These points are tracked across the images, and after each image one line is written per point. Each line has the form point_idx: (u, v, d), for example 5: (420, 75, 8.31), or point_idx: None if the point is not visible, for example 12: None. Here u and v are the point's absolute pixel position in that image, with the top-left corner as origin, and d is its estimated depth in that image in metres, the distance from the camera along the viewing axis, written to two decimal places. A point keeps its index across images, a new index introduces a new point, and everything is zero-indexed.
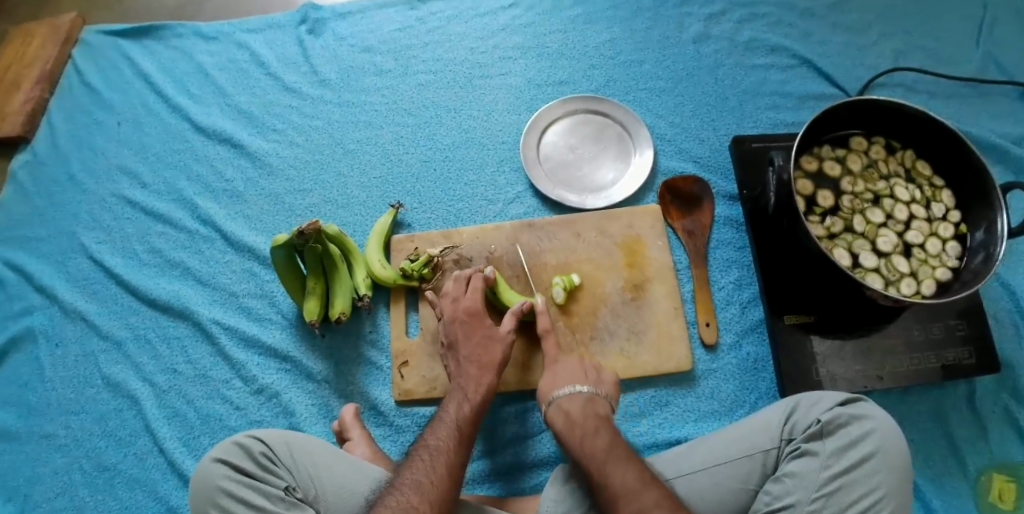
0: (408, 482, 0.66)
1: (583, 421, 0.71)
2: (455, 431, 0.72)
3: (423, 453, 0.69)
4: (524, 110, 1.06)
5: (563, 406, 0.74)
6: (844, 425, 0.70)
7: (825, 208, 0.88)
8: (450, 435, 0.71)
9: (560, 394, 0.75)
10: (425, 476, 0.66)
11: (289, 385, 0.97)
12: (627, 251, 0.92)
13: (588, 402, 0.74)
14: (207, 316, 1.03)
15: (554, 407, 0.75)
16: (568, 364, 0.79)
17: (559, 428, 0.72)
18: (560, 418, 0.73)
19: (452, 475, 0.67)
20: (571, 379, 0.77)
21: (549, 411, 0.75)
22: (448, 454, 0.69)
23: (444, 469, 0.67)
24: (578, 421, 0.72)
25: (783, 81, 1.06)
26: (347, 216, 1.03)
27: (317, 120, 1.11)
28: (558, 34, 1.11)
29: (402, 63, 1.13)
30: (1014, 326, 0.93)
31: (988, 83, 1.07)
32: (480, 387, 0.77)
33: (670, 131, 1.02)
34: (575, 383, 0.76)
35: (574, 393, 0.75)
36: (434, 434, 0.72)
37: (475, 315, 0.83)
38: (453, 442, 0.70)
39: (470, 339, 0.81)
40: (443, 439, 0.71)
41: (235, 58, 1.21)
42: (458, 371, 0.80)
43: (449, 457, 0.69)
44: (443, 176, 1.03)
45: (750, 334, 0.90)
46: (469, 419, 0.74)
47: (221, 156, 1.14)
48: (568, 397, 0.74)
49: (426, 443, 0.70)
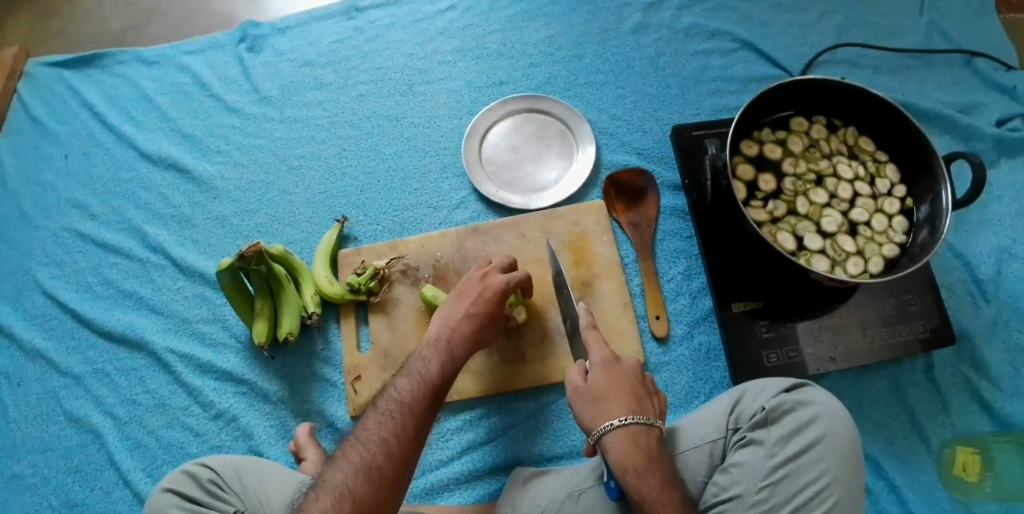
0: (371, 436, 0.62)
1: (661, 463, 0.64)
2: (394, 422, 0.63)
3: (353, 448, 0.62)
4: (465, 114, 1.05)
5: (633, 436, 0.65)
6: (789, 411, 0.68)
7: (767, 192, 0.86)
8: (419, 391, 0.67)
9: (634, 421, 0.66)
10: (388, 431, 0.62)
11: (246, 408, 0.97)
12: (572, 249, 0.91)
13: (658, 439, 0.66)
14: (161, 345, 1.02)
15: (618, 436, 0.65)
16: (634, 384, 0.70)
17: (622, 461, 0.63)
18: (630, 452, 0.64)
19: (387, 476, 0.60)
20: (639, 406, 0.68)
21: (611, 437, 0.65)
22: (413, 410, 0.65)
23: (378, 472, 0.60)
24: (654, 460, 0.64)
25: (724, 66, 1.05)
26: (294, 233, 1.02)
27: (261, 138, 1.11)
28: (497, 34, 1.10)
29: (341, 75, 1.12)
30: (970, 296, 0.92)
31: (932, 53, 1.05)
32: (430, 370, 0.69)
33: (612, 124, 1.01)
34: (652, 417, 0.67)
35: (648, 426, 0.66)
36: (373, 423, 0.64)
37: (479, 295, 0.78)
38: (421, 399, 0.66)
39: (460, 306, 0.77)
40: (385, 433, 0.62)
41: (177, 81, 1.20)
42: (435, 328, 0.76)
43: (416, 414, 0.65)
44: (387, 186, 1.02)
45: (701, 324, 0.89)
46: (416, 407, 0.65)
47: (168, 182, 1.13)
48: (643, 428, 0.66)
49: (364, 436, 0.62)
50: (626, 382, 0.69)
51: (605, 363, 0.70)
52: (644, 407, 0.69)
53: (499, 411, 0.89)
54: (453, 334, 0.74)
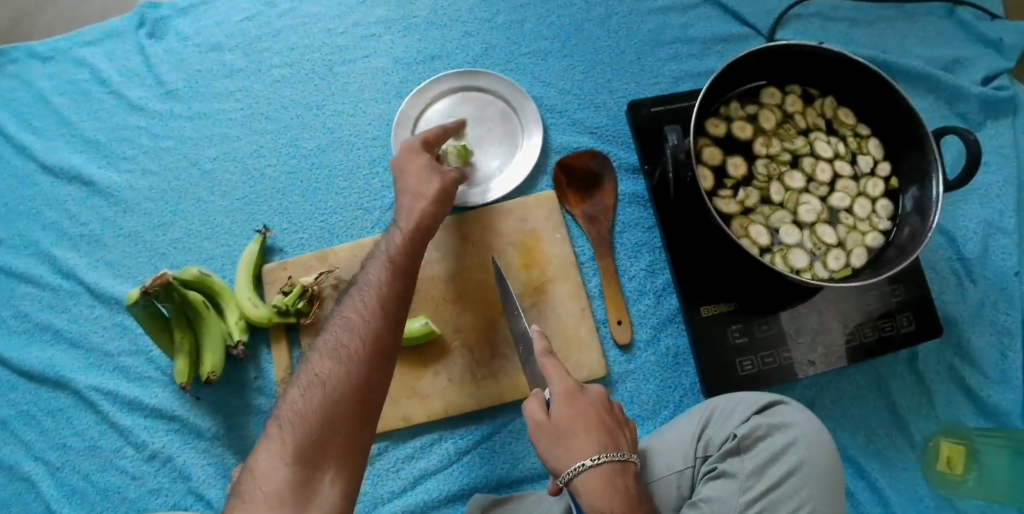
0: (341, 322, 0.59)
1: (643, 503, 0.57)
2: (364, 304, 0.60)
3: (328, 337, 0.58)
4: (394, 96, 0.92)
5: (612, 476, 0.57)
6: (762, 437, 0.61)
7: (737, 179, 0.77)
8: (382, 268, 0.64)
9: (608, 459, 0.58)
10: (357, 312, 0.60)
11: (181, 446, 0.88)
12: (522, 251, 0.82)
13: (635, 477, 0.59)
14: (84, 384, 0.91)
15: (593, 474, 0.57)
16: (603, 416, 0.62)
17: (599, 502, 0.56)
18: (606, 494, 0.56)
19: (365, 367, 0.56)
20: (612, 440, 0.60)
21: (585, 475, 0.57)
22: (380, 286, 0.62)
23: (352, 371, 0.56)
24: (635, 499, 0.57)
25: (685, 24, 0.93)
26: (213, 248, 0.90)
27: (169, 139, 0.98)
28: (426, 0, 0.95)
29: (252, 58, 0.97)
30: (954, 277, 0.85)
31: (914, 2, 0.95)
32: (388, 268, 0.64)
33: (561, 100, 0.90)
34: (627, 451, 0.60)
35: (626, 462, 0.59)
36: (338, 331, 0.59)
37: (414, 154, 0.74)
38: (386, 275, 0.63)
39: (404, 180, 0.73)
40: (353, 336, 0.58)
41: (74, 78, 1.06)
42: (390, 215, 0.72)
43: (382, 287, 0.62)
44: (311, 187, 0.90)
45: (667, 326, 0.81)
46: (378, 305, 0.61)
47: (73, 196, 1.01)
48: (623, 467, 0.58)
49: (329, 344, 0.58)
50: (593, 415, 0.61)
51: (568, 394, 0.62)
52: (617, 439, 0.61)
53: (452, 433, 0.81)
54: (400, 234, 0.68)
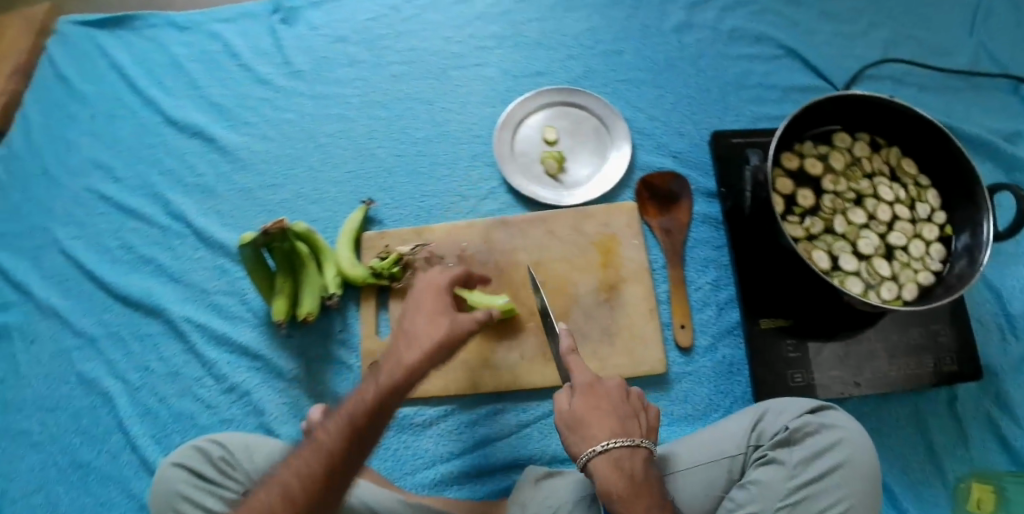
0: (321, 438, 0.59)
1: (649, 487, 0.62)
2: (344, 426, 0.59)
3: (304, 450, 0.59)
4: (499, 103, 1.02)
5: (621, 462, 0.63)
6: (811, 433, 0.67)
7: (805, 208, 0.84)
8: (378, 394, 0.62)
9: (617, 446, 0.63)
10: (336, 433, 0.59)
11: (261, 384, 0.96)
12: (601, 250, 0.90)
13: (645, 462, 0.64)
14: (179, 315, 1.01)
15: (608, 458, 0.63)
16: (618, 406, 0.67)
17: (609, 485, 0.62)
18: (614, 477, 0.62)
19: (319, 493, 0.56)
20: (624, 428, 0.65)
21: (599, 459, 0.63)
22: (365, 418, 0.60)
23: (315, 478, 0.57)
24: (641, 484, 0.62)
25: (766, 74, 1.02)
26: (318, 212, 1.00)
27: (289, 112, 1.09)
28: (535, 23, 1.06)
29: (374, 53, 1.09)
30: (999, 331, 0.90)
31: (978, 76, 1.01)
32: (403, 370, 0.64)
33: (649, 124, 0.99)
34: (640, 436, 0.65)
35: (637, 448, 0.64)
36: (326, 427, 0.60)
37: (440, 289, 0.72)
38: (377, 406, 0.61)
39: (430, 297, 0.71)
40: (332, 437, 0.59)
41: (206, 48, 1.18)
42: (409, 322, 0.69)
43: (369, 421, 0.60)
44: (415, 170, 1.00)
45: (726, 337, 0.88)
46: (372, 408, 0.61)
47: (194, 149, 1.11)
48: (636, 451, 0.64)
49: (313, 439, 0.59)
50: (607, 404, 0.67)
51: (586, 386, 0.68)
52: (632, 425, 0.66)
53: (516, 407, 0.88)
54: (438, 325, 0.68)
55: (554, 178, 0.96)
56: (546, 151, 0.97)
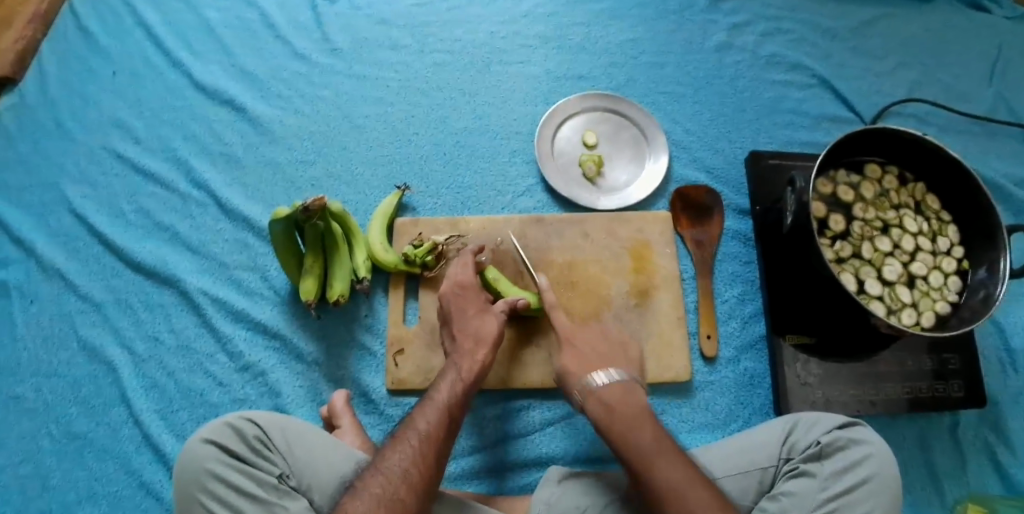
0: (395, 468, 0.64)
1: (622, 411, 0.71)
2: (416, 456, 0.66)
3: (376, 479, 0.63)
4: (541, 102, 1.03)
5: (601, 397, 0.73)
6: (841, 448, 0.71)
7: (836, 232, 0.88)
8: (439, 420, 0.70)
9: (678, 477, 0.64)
10: (409, 463, 0.65)
11: (277, 364, 0.94)
12: (634, 255, 0.91)
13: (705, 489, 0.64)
14: (195, 286, 0.98)
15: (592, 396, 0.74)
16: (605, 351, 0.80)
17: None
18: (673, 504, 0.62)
19: None
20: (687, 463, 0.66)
21: (585, 398, 0.74)
22: (434, 442, 0.68)
23: (429, 457, 0.66)
24: (617, 411, 0.71)
25: (801, 99, 1.05)
26: (350, 193, 0.99)
27: (325, 90, 1.08)
28: (581, 28, 1.08)
29: (418, 40, 1.09)
30: (999, 364, 0.95)
31: (997, 122, 1.07)
32: (474, 366, 0.77)
33: (686, 138, 1.01)
34: (608, 372, 0.75)
35: (610, 382, 0.74)
36: (423, 418, 0.70)
37: (474, 292, 0.84)
38: (441, 430, 0.69)
39: (462, 312, 0.82)
40: (433, 424, 0.69)
41: (244, 18, 1.16)
42: (452, 349, 0.80)
43: (437, 446, 0.68)
44: (453, 160, 1.00)
45: (749, 350, 0.90)
46: (456, 400, 0.73)
47: (221, 118, 1.09)
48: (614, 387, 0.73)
49: (414, 427, 0.69)
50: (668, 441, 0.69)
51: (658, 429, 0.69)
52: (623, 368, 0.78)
53: (541, 405, 0.89)
54: (495, 321, 0.81)
55: (591, 181, 0.97)
56: (584, 154, 0.98)
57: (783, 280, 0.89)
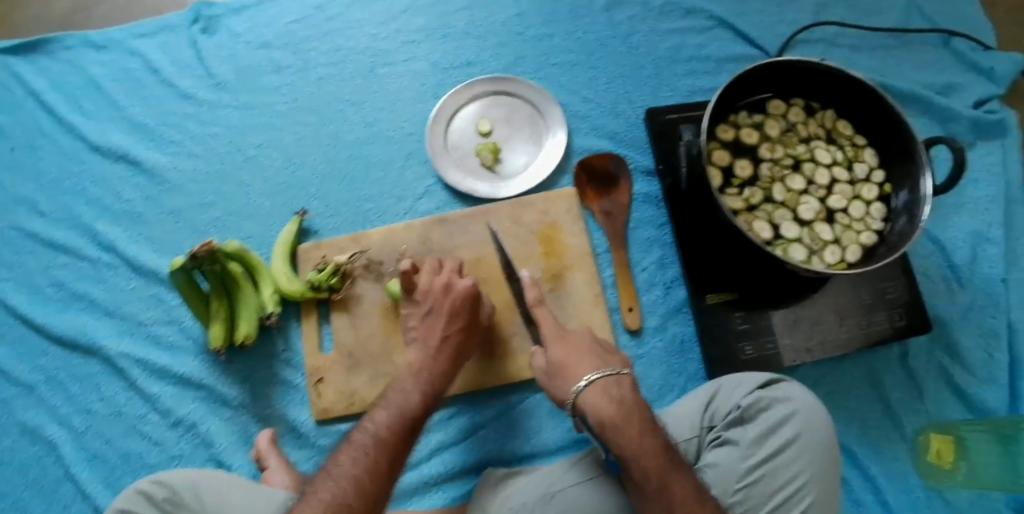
0: (346, 472, 0.62)
1: (628, 411, 0.64)
2: (368, 459, 0.63)
3: (325, 485, 0.61)
4: (430, 98, 0.99)
5: (603, 395, 0.65)
6: (764, 409, 0.71)
7: (743, 179, 0.84)
8: (399, 425, 0.67)
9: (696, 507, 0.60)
10: (360, 469, 0.62)
11: (206, 414, 0.92)
12: (542, 240, 0.87)
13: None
14: (115, 350, 0.96)
15: (589, 396, 0.66)
16: (589, 345, 0.71)
17: None
18: None
19: None
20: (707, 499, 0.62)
21: (584, 398, 0.66)
22: (388, 444, 0.65)
23: (383, 464, 0.63)
24: (623, 411, 0.64)
25: (700, 44, 0.99)
26: (252, 228, 0.97)
27: (216, 126, 1.04)
28: (464, 11, 1.02)
29: (300, 57, 1.05)
30: (945, 282, 0.91)
31: (911, 32, 1.00)
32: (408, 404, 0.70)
33: (584, 106, 0.96)
34: (604, 368, 0.68)
35: (611, 379, 0.66)
36: (383, 420, 0.67)
37: None
38: (400, 432, 0.67)
39: (437, 311, 0.79)
40: (393, 431, 0.66)
41: (127, 68, 1.11)
42: (421, 348, 0.77)
43: (394, 450, 0.65)
44: (348, 174, 0.97)
45: (675, 315, 0.86)
46: (420, 412, 0.70)
47: (120, 175, 1.06)
48: (599, 384, 0.66)
49: (372, 430, 0.66)
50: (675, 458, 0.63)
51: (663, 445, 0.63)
52: (609, 363, 0.70)
53: (470, 409, 0.87)
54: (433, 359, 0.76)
55: (490, 170, 0.93)
56: (480, 143, 0.94)
57: (697, 239, 0.85)
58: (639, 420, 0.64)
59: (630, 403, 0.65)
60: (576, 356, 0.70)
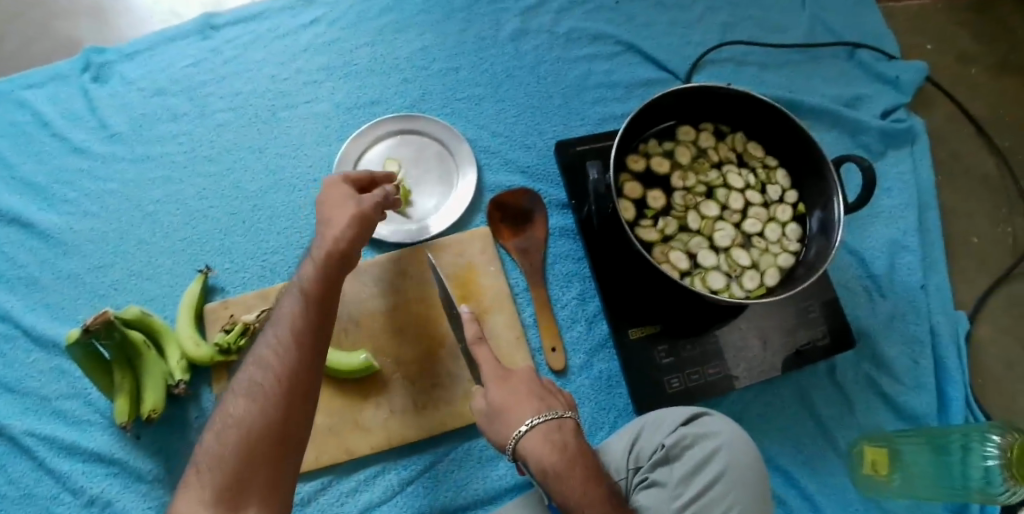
0: (257, 363, 0.58)
1: (571, 460, 0.61)
2: (277, 346, 0.59)
3: (242, 382, 0.58)
4: (335, 140, 0.96)
5: (546, 442, 0.62)
6: (689, 446, 0.69)
7: (657, 209, 0.83)
8: (298, 298, 0.62)
9: None
10: (269, 354, 0.59)
11: (121, 490, 0.84)
12: (458, 283, 0.85)
13: None
14: (20, 429, 0.86)
15: (531, 440, 0.62)
16: (532, 387, 0.67)
17: None
18: None
19: (281, 411, 0.56)
20: None
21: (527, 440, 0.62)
22: (295, 322, 0.60)
23: (294, 340, 0.59)
24: (568, 459, 0.61)
25: (608, 70, 0.99)
26: (154, 289, 0.91)
27: (112, 182, 0.98)
28: (367, 48, 1.00)
29: (197, 103, 1.00)
30: (866, 293, 0.91)
31: (815, 45, 1.01)
32: (287, 333, 0.60)
33: (493, 141, 0.94)
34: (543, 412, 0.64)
35: (552, 425, 0.63)
36: (285, 304, 0.62)
37: None
38: (301, 306, 0.61)
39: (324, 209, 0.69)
40: (296, 308, 0.61)
41: (15, 122, 1.02)
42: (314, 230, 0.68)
43: (298, 322, 0.60)
44: (253, 226, 0.93)
45: (599, 351, 0.84)
46: (319, 283, 0.63)
47: (11, 239, 0.96)
48: (541, 429, 0.62)
49: (277, 318, 0.61)
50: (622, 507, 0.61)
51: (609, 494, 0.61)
52: (550, 405, 0.66)
53: (396, 463, 0.81)
54: (312, 263, 0.64)
55: (400, 213, 0.88)
56: None
57: (616, 274, 0.83)
58: (583, 470, 0.61)
59: (575, 451, 0.62)
60: (512, 396, 0.65)
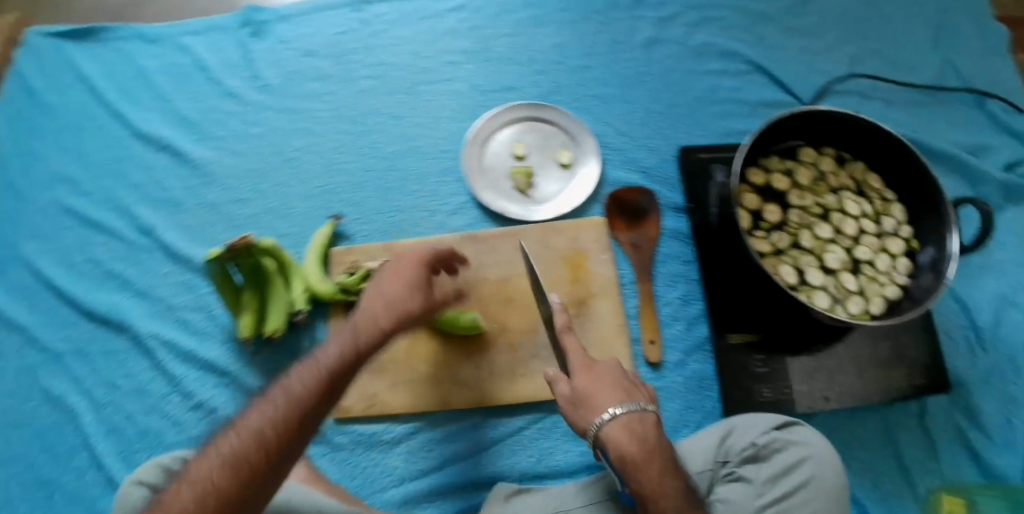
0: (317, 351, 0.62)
1: (644, 452, 0.62)
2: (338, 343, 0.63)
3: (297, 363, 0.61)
4: (469, 119, 1.02)
5: (622, 432, 0.63)
6: (779, 450, 0.71)
7: (771, 223, 0.86)
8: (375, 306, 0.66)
9: None
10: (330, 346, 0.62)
11: (229, 400, 0.92)
12: (570, 265, 0.89)
13: None
14: (145, 330, 0.96)
15: (609, 429, 0.63)
16: (615, 376, 0.68)
17: None
18: None
19: (315, 397, 0.58)
20: None
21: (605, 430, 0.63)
22: (362, 327, 0.64)
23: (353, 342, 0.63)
24: (640, 452, 0.62)
25: (735, 88, 1.02)
26: (288, 227, 0.99)
27: (259, 126, 1.07)
28: (505, 38, 1.06)
29: (344, 68, 1.08)
30: (967, 342, 0.91)
31: (944, 90, 1.02)
32: (352, 333, 0.64)
33: (617, 139, 0.99)
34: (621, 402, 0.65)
35: (627, 416, 0.64)
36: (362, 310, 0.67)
37: None
38: (373, 315, 0.65)
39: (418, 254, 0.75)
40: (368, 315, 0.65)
41: (178, 61, 1.14)
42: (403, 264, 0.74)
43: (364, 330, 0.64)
44: (382, 185, 1.00)
45: (696, 352, 0.87)
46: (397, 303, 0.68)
47: (163, 164, 1.07)
48: (621, 420, 0.63)
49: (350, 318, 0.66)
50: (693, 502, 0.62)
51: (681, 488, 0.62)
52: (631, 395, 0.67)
53: (489, 423, 0.86)
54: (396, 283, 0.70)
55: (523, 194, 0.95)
56: (514, 166, 0.97)
57: (722, 279, 0.86)
58: (655, 464, 0.62)
59: (649, 445, 0.62)
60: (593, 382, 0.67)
